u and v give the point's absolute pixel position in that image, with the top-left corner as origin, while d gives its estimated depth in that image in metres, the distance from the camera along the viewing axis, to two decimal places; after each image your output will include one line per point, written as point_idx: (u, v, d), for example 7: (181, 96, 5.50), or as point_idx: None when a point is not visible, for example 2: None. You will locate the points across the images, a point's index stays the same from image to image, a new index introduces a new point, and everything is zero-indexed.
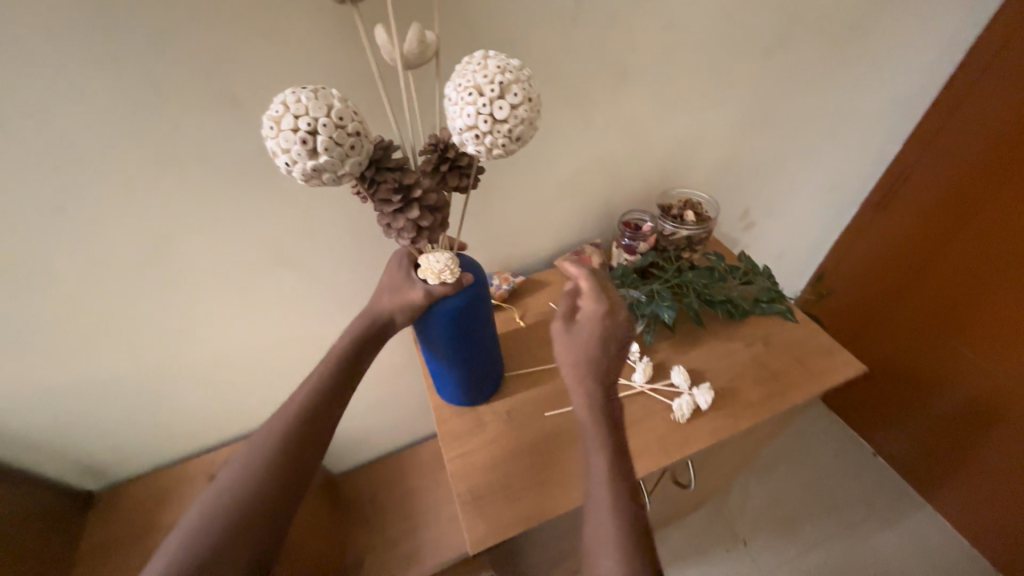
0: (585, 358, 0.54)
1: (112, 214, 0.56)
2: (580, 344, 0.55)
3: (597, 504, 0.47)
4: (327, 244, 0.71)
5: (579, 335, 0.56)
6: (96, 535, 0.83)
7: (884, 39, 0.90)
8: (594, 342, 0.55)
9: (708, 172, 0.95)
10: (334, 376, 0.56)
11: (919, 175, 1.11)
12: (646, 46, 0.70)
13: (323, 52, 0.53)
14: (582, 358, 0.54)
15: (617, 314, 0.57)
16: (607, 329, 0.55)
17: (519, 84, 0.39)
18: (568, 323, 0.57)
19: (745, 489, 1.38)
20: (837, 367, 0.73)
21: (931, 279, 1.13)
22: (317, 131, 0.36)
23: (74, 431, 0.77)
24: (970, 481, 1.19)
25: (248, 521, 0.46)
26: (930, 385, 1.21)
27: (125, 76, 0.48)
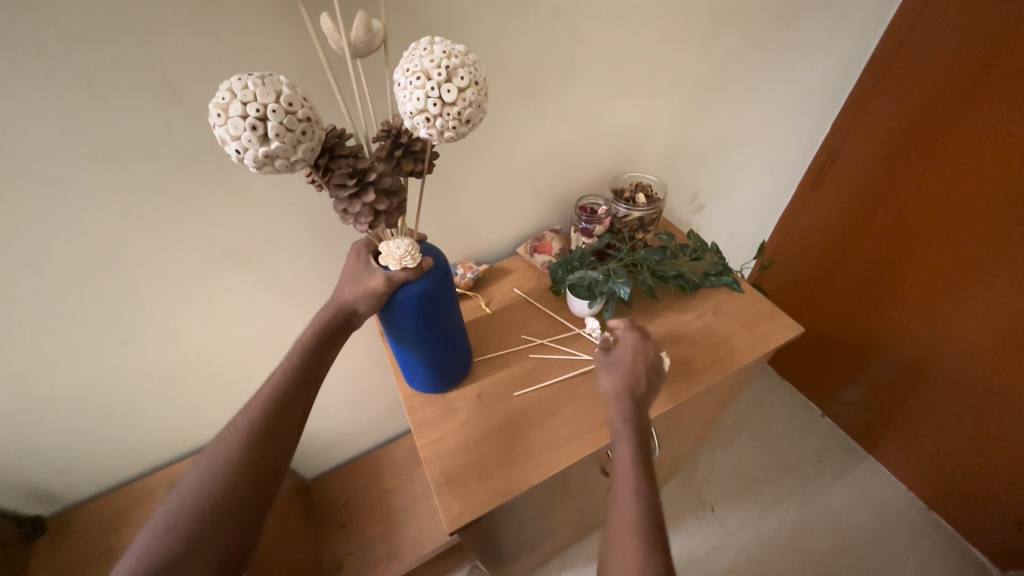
0: (620, 374, 0.64)
1: (46, 217, 0.53)
2: (622, 367, 0.64)
3: (621, 494, 0.52)
4: (284, 241, 0.70)
5: (622, 361, 0.66)
6: (47, 566, 0.78)
7: (807, 30, 0.97)
8: (632, 364, 0.64)
9: (657, 157, 1.01)
10: (299, 369, 0.56)
11: (846, 155, 1.21)
12: (591, 36, 0.73)
13: (267, 42, 0.53)
14: (618, 375, 0.64)
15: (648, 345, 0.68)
16: (638, 353, 0.66)
17: (465, 68, 0.41)
18: (608, 351, 0.68)
19: (710, 459, 1.45)
20: (779, 330, 0.80)
21: (862, 249, 1.24)
22: (268, 118, 0.36)
23: (14, 456, 0.71)
24: (903, 430, 1.32)
25: (220, 519, 0.45)
26: (865, 347, 1.33)
27: (52, 70, 0.46)
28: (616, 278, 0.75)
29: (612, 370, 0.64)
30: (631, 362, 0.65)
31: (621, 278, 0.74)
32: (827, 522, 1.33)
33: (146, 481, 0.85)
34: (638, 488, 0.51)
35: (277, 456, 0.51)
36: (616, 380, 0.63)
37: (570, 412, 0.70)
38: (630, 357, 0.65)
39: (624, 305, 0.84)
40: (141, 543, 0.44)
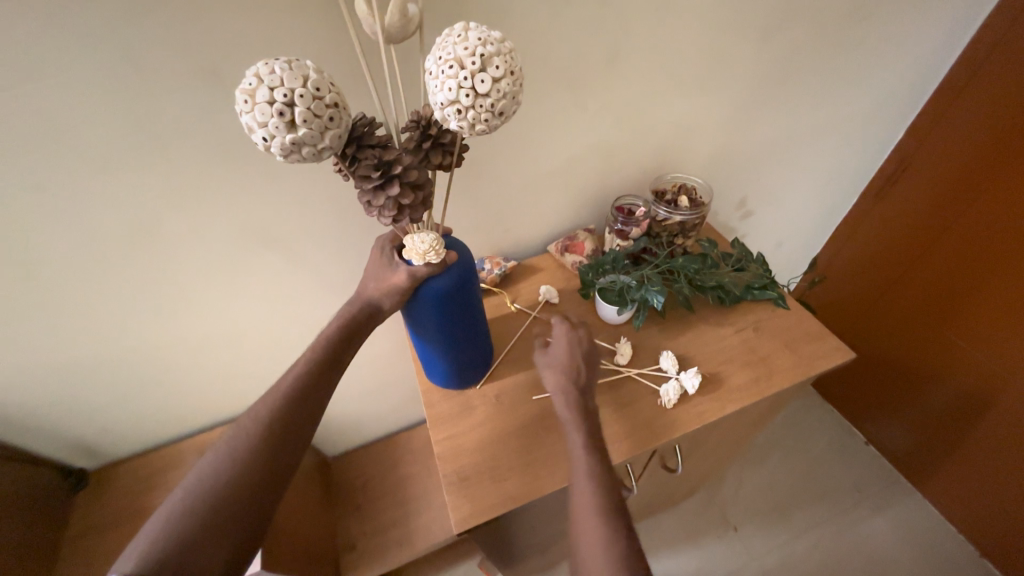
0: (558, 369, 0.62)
1: (94, 195, 0.56)
2: (560, 361, 0.63)
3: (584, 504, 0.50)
4: (315, 226, 0.70)
5: (558, 357, 0.63)
6: (90, 515, 0.83)
7: (886, 25, 0.87)
8: (569, 358, 0.63)
9: (704, 158, 0.94)
10: (321, 361, 0.56)
11: (917, 164, 1.09)
12: (641, 26, 0.68)
13: (305, 28, 0.52)
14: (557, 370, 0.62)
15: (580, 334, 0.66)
16: (571, 344, 0.64)
17: (500, 57, 0.39)
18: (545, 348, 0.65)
19: (737, 477, 1.39)
20: (826, 352, 0.73)
21: (930, 269, 1.12)
22: (295, 102, 0.36)
23: (64, 413, 0.77)
24: (960, 469, 1.20)
25: (234, 505, 0.46)
26: (925, 375, 1.21)
27: (101, 52, 0.47)
28: (650, 285, 0.71)
29: (551, 367, 0.63)
30: (569, 357, 0.63)
31: (656, 286, 0.70)
32: (862, 557, 1.24)
33: (180, 445, 0.90)
34: (600, 482, 0.52)
35: (293, 447, 0.51)
36: (556, 377, 0.61)
37: None
38: (566, 350, 0.64)
39: (656, 313, 0.79)
40: (154, 524, 0.44)
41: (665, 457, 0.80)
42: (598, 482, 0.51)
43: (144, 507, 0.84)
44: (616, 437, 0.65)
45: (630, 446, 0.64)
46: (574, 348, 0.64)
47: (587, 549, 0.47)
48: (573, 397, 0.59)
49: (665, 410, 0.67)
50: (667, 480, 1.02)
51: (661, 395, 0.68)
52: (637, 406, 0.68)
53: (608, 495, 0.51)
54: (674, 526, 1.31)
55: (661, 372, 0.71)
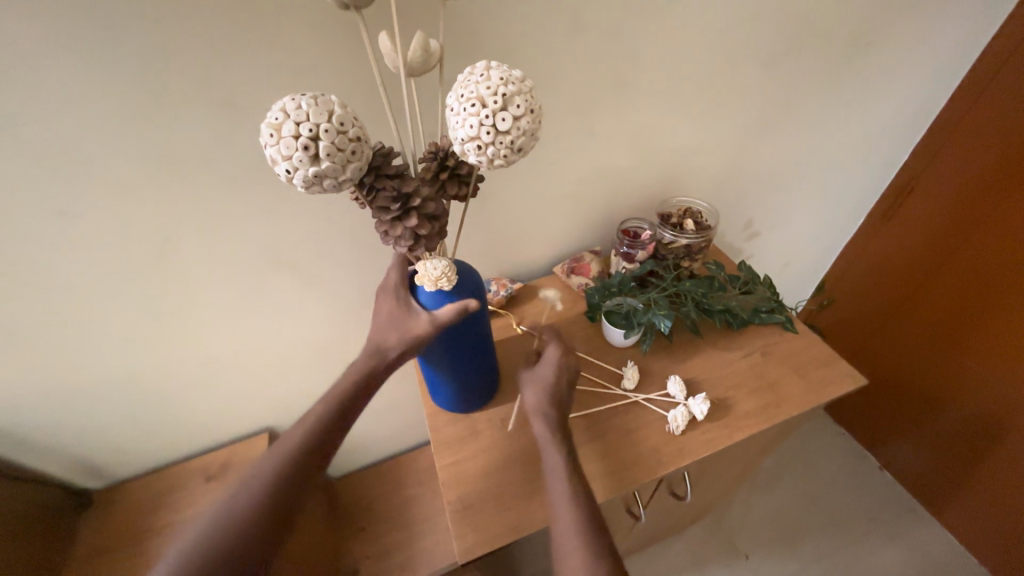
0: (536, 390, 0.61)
1: (112, 219, 0.57)
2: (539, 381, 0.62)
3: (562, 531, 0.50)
4: (326, 249, 0.71)
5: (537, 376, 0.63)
6: (91, 535, 0.83)
7: (887, 52, 0.89)
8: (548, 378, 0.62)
9: (710, 182, 0.95)
10: (334, 412, 0.53)
11: (925, 187, 1.09)
12: (647, 56, 0.70)
13: (323, 62, 0.54)
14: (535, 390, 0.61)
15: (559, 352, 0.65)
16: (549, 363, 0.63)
17: (522, 95, 0.40)
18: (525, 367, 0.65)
19: (747, 501, 1.35)
20: (837, 378, 0.72)
21: (939, 292, 1.11)
22: (320, 137, 0.36)
23: (72, 432, 0.77)
24: (978, 498, 1.17)
25: (230, 571, 0.43)
26: (938, 399, 1.19)
27: (127, 84, 0.49)
28: (656, 309, 0.70)
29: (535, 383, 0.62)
30: (551, 377, 0.62)
31: (662, 310, 0.69)
32: None
33: (185, 465, 0.90)
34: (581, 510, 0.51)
35: (297, 505, 0.48)
36: (533, 398, 0.61)
37: (597, 448, 0.66)
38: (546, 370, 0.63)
39: (663, 337, 0.79)
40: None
41: (674, 484, 0.78)
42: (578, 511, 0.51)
43: (146, 529, 0.83)
44: (624, 464, 0.64)
45: (638, 474, 0.63)
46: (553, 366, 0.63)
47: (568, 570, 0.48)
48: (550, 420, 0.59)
49: (673, 437, 0.67)
50: (676, 507, 1.00)
51: (669, 421, 0.67)
52: (644, 432, 0.68)
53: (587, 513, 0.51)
54: (684, 552, 1.27)
55: (669, 398, 0.70)
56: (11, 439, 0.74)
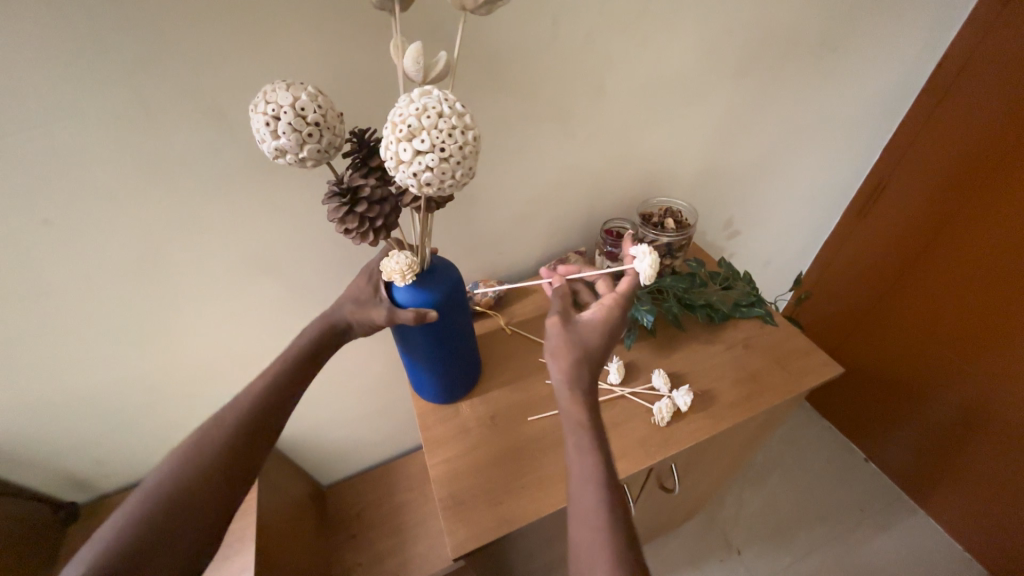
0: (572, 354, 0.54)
1: (100, 226, 0.58)
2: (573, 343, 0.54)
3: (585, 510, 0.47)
4: (314, 254, 0.72)
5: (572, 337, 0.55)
6: (76, 552, 0.81)
7: (852, 56, 0.94)
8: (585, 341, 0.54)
9: (689, 183, 0.98)
10: (291, 368, 0.57)
11: (898, 183, 1.14)
12: (624, 63, 0.73)
13: (310, 70, 0.56)
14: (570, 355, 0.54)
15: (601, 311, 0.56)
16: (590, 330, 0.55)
17: (437, 134, 0.41)
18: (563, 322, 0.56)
19: (738, 497, 1.37)
20: (815, 367, 0.75)
21: (916, 284, 1.15)
22: (282, 117, 0.42)
23: (58, 444, 0.76)
24: (960, 484, 1.20)
25: (199, 503, 0.46)
26: (917, 388, 1.22)
27: (116, 92, 0.50)
28: (639, 304, 0.73)
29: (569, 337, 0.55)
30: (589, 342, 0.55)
31: (645, 305, 0.72)
32: None
33: None
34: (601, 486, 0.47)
35: (257, 449, 0.52)
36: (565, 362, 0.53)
37: None
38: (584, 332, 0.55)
39: (647, 332, 0.81)
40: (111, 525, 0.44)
41: (662, 477, 0.80)
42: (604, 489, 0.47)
43: None
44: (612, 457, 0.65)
45: (625, 466, 0.64)
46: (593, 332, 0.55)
47: (587, 555, 0.45)
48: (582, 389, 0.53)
49: (659, 429, 0.68)
50: (666, 502, 1.01)
51: (654, 414, 0.69)
52: (631, 424, 0.69)
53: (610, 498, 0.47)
54: (677, 551, 1.28)
55: (654, 391, 0.72)
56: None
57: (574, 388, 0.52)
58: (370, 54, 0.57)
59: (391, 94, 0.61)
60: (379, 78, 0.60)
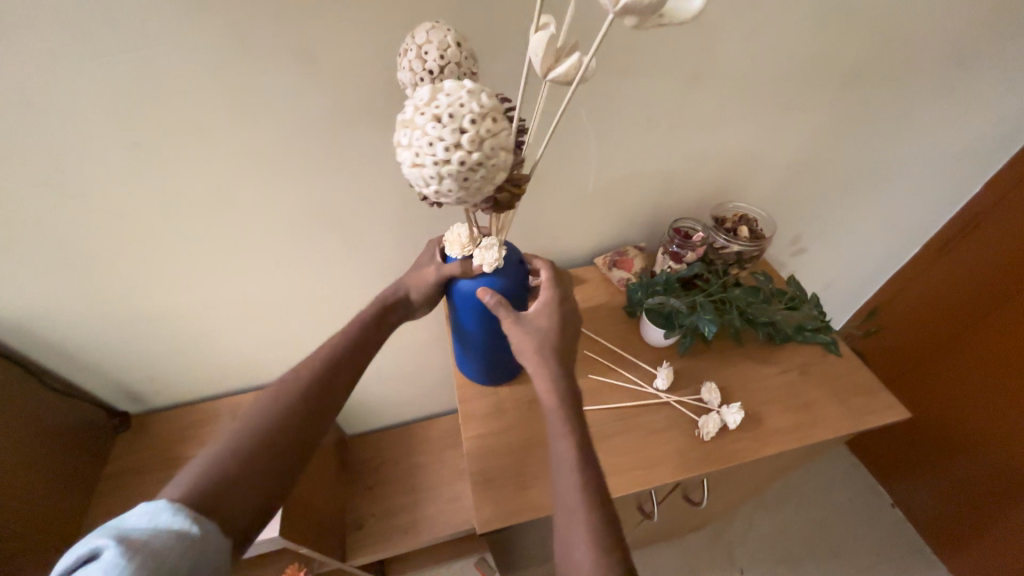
0: (545, 345, 0.53)
1: (182, 155, 0.59)
2: (539, 331, 0.54)
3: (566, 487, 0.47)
4: (377, 209, 0.72)
5: (538, 327, 0.55)
6: (124, 456, 0.87)
7: (984, 73, 0.83)
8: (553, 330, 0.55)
9: (767, 190, 0.92)
10: (361, 336, 0.57)
11: (995, 223, 1.03)
12: (729, 51, 0.67)
13: (403, 20, 0.54)
14: (542, 346, 0.53)
15: (564, 302, 0.58)
16: (561, 320, 0.56)
17: (423, 130, 0.35)
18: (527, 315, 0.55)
19: (750, 517, 1.34)
20: (877, 408, 0.70)
21: (991, 335, 1.06)
22: (409, 53, 0.43)
23: (117, 356, 0.81)
24: (994, 551, 1.13)
25: (275, 449, 0.47)
26: (967, 444, 1.14)
27: (213, 22, 0.50)
28: (701, 313, 0.69)
29: (528, 327, 0.54)
30: (549, 327, 0.55)
31: (708, 314, 0.68)
32: None
33: (215, 403, 0.93)
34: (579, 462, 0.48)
35: (328, 412, 0.52)
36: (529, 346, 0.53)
37: (624, 442, 0.66)
38: (550, 321, 0.55)
39: (701, 342, 0.77)
40: (199, 464, 0.45)
41: (689, 489, 0.77)
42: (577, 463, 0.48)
43: (175, 456, 0.87)
44: (648, 463, 0.64)
45: (660, 474, 0.63)
46: (565, 325, 0.56)
47: (569, 533, 0.45)
48: (555, 375, 0.52)
49: (700, 443, 0.66)
50: (684, 511, 1.00)
51: (698, 427, 0.67)
52: (671, 433, 0.67)
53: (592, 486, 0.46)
54: (678, 558, 1.27)
55: (700, 404, 0.70)
56: (62, 355, 0.77)
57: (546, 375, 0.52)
58: (469, 13, 0.54)
59: (482, 58, 0.59)
60: (473, 37, 0.56)
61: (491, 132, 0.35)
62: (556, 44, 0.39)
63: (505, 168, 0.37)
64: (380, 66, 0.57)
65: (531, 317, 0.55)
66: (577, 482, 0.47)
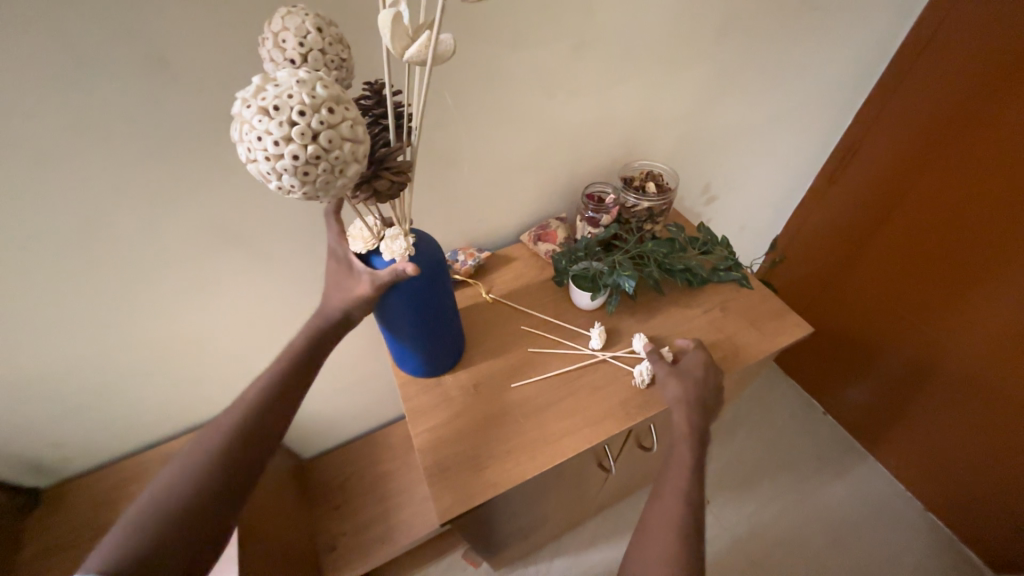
0: (690, 390, 0.65)
1: (30, 192, 0.52)
2: (689, 378, 0.66)
3: (670, 501, 0.57)
4: (280, 219, 0.67)
5: (687, 374, 0.67)
6: (43, 537, 0.78)
7: (835, 14, 0.91)
8: (700, 380, 0.66)
9: (669, 145, 0.97)
10: (291, 368, 0.55)
11: (867, 150, 1.15)
12: (607, 14, 0.69)
13: (259, 12, 0.50)
14: (687, 391, 0.65)
15: (716, 370, 0.68)
16: (708, 375, 0.67)
17: (251, 124, 0.33)
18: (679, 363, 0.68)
19: (708, 452, 1.45)
20: (789, 328, 0.77)
21: (877, 250, 1.20)
22: (268, 43, 0.40)
23: (7, 429, 0.71)
24: (907, 433, 1.30)
25: (207, 500, 0.45)
26: (873, 346, 1.30)
27: (31, 34, 0.44)
28: (621, 270, 0.73)
29: (680, 373, 0.67)
30: (698, 380, 0.66)
31: (627, 270, 0.72)
32: (822, 521, 1.32)
33: (142, 456, 0.86)
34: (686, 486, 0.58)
35: (261, 452, 0.50)
36: (678, 386, 0.65)
37: (569, 405, 0.68)
38: (697, 374, 0.67)
39: (628, 298, 0.81)
40: (120, 530, 0.43)
41: (641, 436, 0.82)
42: (684, 489, 0.58)
43: (105, 523, 0.79)
44: (595, 419, 0.67)
45: (607, 428, 0.66)
46: (709, 381, 0.66)
47: (660, 530, 0.55)
48: (692, 417, 0.63)
49: (640, 392, 0.69)
50: (644, 460, 1.05)
51: (634, 376, 0.70)
52: (613, 388, 0.70)
53: (691, 517, 0.56)
54: None
55: (634, 354, 0.74)
56: None
57: (685, 414, 0.63)
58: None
59: (358, 45, 0.56)
60: (344, 24, 0.54)
61: (330, 122, 0.34)
62: (410, 24, 0.39)
63: (356, 159, 0.36)
64: (248, 63, 0.53)
65: (682, 366, 0.68)
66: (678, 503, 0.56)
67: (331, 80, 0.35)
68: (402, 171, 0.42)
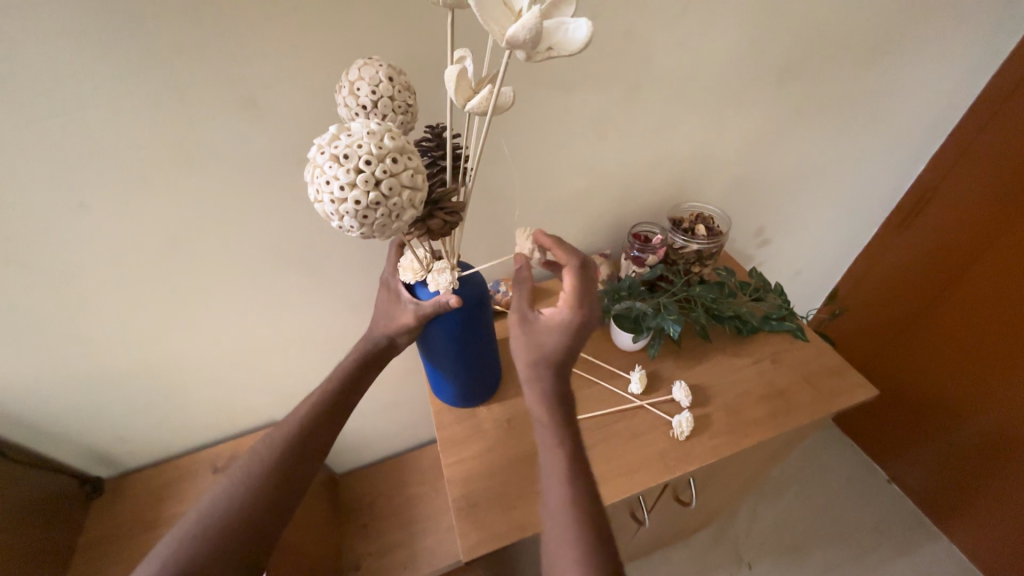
0: (541, 350, 0.52)
1: (129, 212, 0.58)
2: (539, 335, 0.52)
3: (552, 504, 0.47)
4: (337, 245, 0.71)
5: (538, 330, 0.53)
6: (98, 525, 0.84)
7: (906, 60, 0.88)
8: (548, 333, 0.52)
9: (722, 188, 0.95)
10: (336, 392, 0.57)
11: (941, 198, 1.07)
12: (663, 62, 0.70)
13: (339, 62, 0.55)
14: (534, 352, 0.52)
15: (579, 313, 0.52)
16: (566, 324, 0.52)
17: (322, 169, 0.36)
18: (528, 317, 0.54)
19: (753, 511, 1.34)
20: (848, 388, 0.72)
21: (951, 305, 1.10)
22: (345, 90, 0.43)
23: (83, 420, 0.78)
24: (985, 514, 1.15)
25: (248, 522, 0.47)
26: (947, 412, 1.17)
27: (147, 81, 0.50)
28: (666, 314, 0.71)
29: (528, 328, 0.53)
30: (547, 333, 0.52)
31: (672, 315, 0.70)
32: None
33: (192, 457, 0.91)
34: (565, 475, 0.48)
35: (300, 475, 0.51)
36: (523, 349, 0.53)
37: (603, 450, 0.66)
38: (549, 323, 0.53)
39: (671, 342, 0.79)
40: (168, 545, 0.45)
41: (678, 490, 0.77)
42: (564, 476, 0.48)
43: (152, 518, 0.84)
44: (629, 467, 0.64)
45: (641, 479, 0.63)
46: (567, 332, 0.52)
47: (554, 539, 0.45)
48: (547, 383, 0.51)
49: (678, 443, 0.66)
50: (680, 514, 0.99)
51: (673, 427, 0.67)
52: (650, 436, 0.67)
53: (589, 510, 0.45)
54: (685, 561, 1.26)
55: (673, 403, 0.71)
56: (25, 425, 0.75)
57: (535, 384, 0.52)
58: (405, 50, 0.56)
59: (422, 91, 0.60)
60: (413, 72, 0.58)
61: (393, 171, 0.36)
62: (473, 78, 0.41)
63: (413, 204, 0.38)
64: (321, 105, 0.58)
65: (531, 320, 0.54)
66: (562, 500, 0.46)
67: (398, 131, 0.38)
68: (456, 212, 0.44)
